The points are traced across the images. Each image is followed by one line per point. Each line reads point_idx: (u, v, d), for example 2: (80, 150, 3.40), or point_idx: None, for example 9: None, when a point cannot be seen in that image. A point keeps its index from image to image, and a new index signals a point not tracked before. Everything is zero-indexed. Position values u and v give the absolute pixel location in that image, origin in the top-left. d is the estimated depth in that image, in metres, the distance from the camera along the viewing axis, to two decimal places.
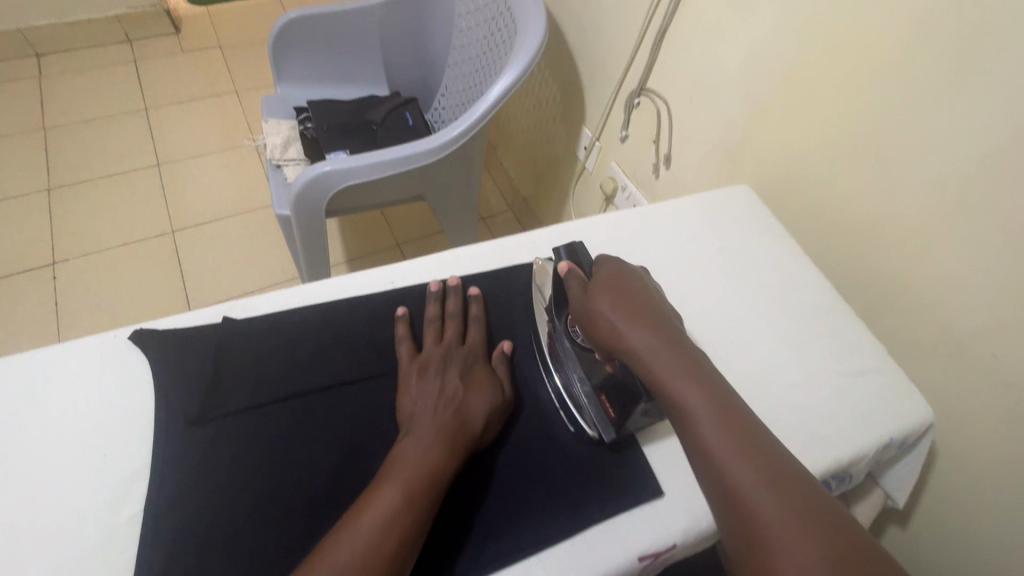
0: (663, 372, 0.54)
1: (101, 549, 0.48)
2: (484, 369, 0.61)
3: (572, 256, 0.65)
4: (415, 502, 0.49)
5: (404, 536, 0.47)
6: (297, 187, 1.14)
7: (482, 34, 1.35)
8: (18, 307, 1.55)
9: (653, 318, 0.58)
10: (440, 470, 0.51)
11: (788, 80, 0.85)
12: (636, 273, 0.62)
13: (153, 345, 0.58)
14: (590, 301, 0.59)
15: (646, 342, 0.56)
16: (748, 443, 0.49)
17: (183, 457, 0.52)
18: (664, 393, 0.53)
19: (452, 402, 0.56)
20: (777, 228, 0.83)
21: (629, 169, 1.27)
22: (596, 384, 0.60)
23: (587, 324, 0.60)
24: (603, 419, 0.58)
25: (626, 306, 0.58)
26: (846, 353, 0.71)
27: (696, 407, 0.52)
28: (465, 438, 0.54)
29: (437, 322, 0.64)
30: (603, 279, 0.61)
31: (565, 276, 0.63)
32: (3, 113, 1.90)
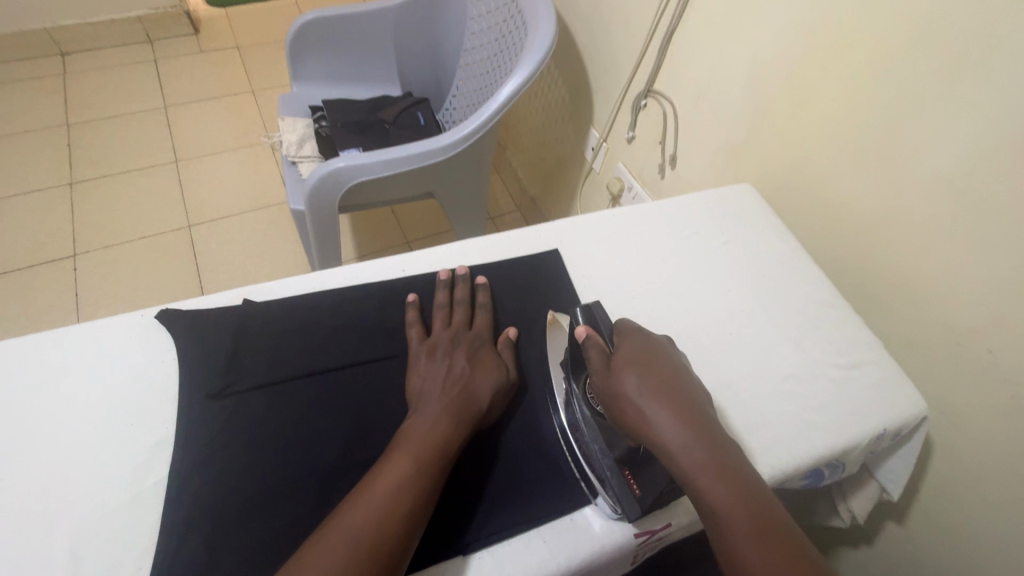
0: (696, 471, 0.50)
1: (128, 512, 0.51)
2: (490, 352, 0.64)
3: (591, 320, 0.62)
4: (428, 469, 0.52)
5: (415, 502, 0.50)
6: (311, 182, 1.18)
7: (493, 36, 1.38)
8: (40, 296, 1.60)
9: (681, 400, 0.54)
10: (451, 441, 0.54)
11: (792, 82, 0.88)
12: (660, 344, 0.59)
13: (179, 323, 0.61)
14: (615, 381, 0.56)
15: (675, 431, 0.52)
16: (780, 545, 0.46)
17: (204, 427, 0.55)
18: (694, 493, 0.50)
19: (460, 380, 0.59)
20: (778, 226, 0.85)
21: (636, 169, 1.30)
22: (619, 457, 0.56)
23: (612, 405, 0.56)
24: (627, 495, 0.54)
25: (651, 383, 0.54)
26: (843, 347, 0.73)
27: (730, 509, 0.48)
28: (473, 414, 0.57)
29: (446, 309, 0.67)
30: (627, 355, 0.57)
31: (584, 343, 0.60)
32: (28, 109, 1.96)
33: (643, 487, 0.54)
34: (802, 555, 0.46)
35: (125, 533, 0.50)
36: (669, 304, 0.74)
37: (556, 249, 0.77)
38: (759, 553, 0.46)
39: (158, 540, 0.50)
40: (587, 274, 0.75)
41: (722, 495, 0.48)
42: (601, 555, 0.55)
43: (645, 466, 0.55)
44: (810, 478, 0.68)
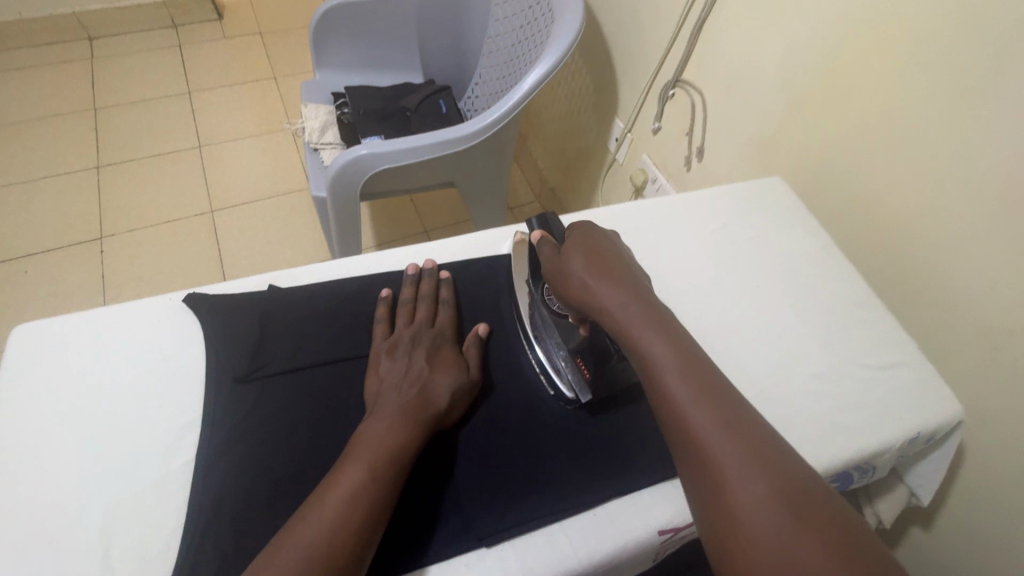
0: (632, 328, 0.55)
1: (155, 492, 0.52)
2: (449, 350, 0.61)
3: (544, 226, 0.68)
4: (382, 475, 0.49)
5: (372, 511, 0.48)
6: (334, 169, 1.18)
7: (518, 23, 1.36)
8: (69, 278, 1.63)
9: (621, 275, 0.60)
10: (407, 444, 0.52)
11: (828, 73, 0.84)
12: (605, 234, 0.65)
13: (206, 308, 0.62)
14: (563, 261, 0.62)
15: (612, 294, 0.58)
16: (702, 382, 0.51)
17: (232, 411, 0.56)
18: (631, 346, 0.55)
19: (417, 381, 0.57)
20: (810, 222, 0.83)
21: (660, 161, 1.27)
22: (573, 348, 0.62)
23: (560, 285, 0.62)
24: (580, 380, 0.60)
25: (594, 262, 0.61)
26: (875, 348, 0.71)
27: (663, 356, 0.53)
28: (429, 415, 0.55)
29: (408, 304, 0.64)
30: (574, 240, 0.64)
31: (538, 243, 0.66)
32: (58, 93, 2.00)
33: (593, 371, 0.61)
34: (719, 386, 0.51)
35: (152, 513, 0.51)
36: (695, 298, 0.73)
37: None
38: (681, 382, 0.51)
39: (187, 521, 0.50)
40: None
41: (655, 343, 0.54)
42: (624, 550, 0.54)
43: (593, 352, 0.62)
44: (837, 480, 0.66)
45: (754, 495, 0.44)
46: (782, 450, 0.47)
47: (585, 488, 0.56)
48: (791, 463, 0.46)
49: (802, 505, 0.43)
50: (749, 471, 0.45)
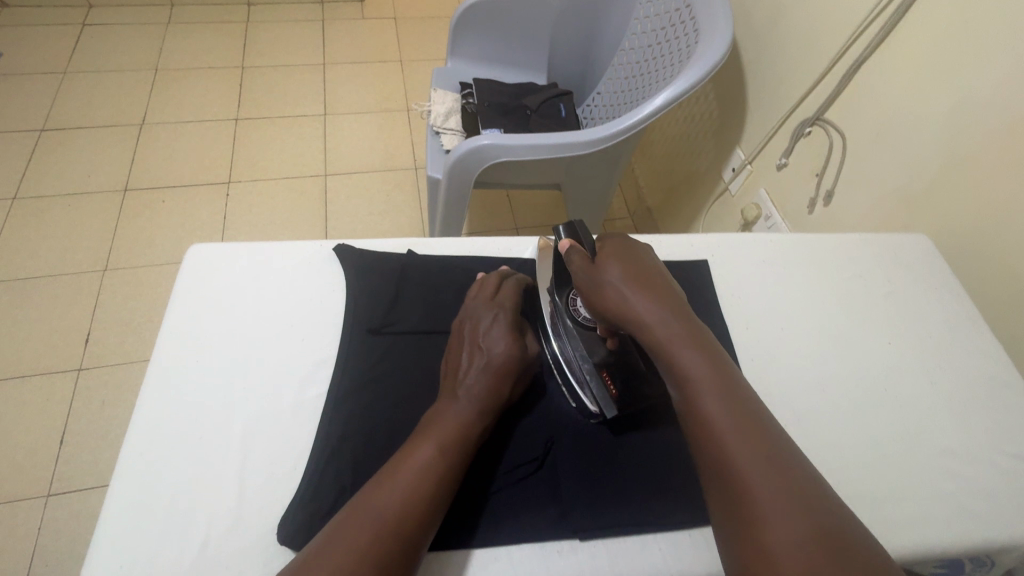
0: (670, 343, 0.52)
1: (291, 415, 0.57)
2: (512, 325, 0.60)
3: (573, 235, 0.62)
4: (451, 456, 0.51)
5: (439, 486, 0.49)
6: (456, 155, 1.23)
7: (655, 39, 1.35)
8: (196, 213, 1.81)
9: (660, 288, 0.55)
10: (473, 428, 0.53)
11: (1008, 137, 0.78)
12: (642, 245, 0.61)
13: (352, 260, 0.66)
14: (597, 270, 0.57)
15: (653, 311, 0.53)
16: (740, 408, 0.48)
17: (364, 358, 0.60)
18: (667, 363, 0.51)
19: (476, 367, 0.56)
20: (957, 289, 0.77)
21: (779, 199, 1.22)
22: (597, 361, 0.59)
23: (593, 297, 0.57)
24: (606, 396, 0.58)
25: (633, 274, 0.56)
26: (1017, 435, 0.65)
27: (701, 376, 0.50)
28: (491, 403, 0.55)
29: (478, 285, 0.64)
30: (610, 250, 0.59)
31: (566, 252, 0.61)
32: (214, 49, 2.22)
33: (620, 388, 0.59)
34: (754, 410, 0.49)
35: (285, 433, 0.56)
36: (816, 345, 0.70)
37: (707, 262, 0.74)
38: (717, 411, 0.48)
39: (314, 448, 0.55)
40: (734, 295, 0.73)
41: (693, 363, 0.50)
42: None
43: (619, 366, 0.60)
44: (947, 568, 0.62)
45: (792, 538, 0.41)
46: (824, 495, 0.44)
47: (687, 504, 0.56)
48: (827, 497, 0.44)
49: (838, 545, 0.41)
50: (787, 509, 0.43)
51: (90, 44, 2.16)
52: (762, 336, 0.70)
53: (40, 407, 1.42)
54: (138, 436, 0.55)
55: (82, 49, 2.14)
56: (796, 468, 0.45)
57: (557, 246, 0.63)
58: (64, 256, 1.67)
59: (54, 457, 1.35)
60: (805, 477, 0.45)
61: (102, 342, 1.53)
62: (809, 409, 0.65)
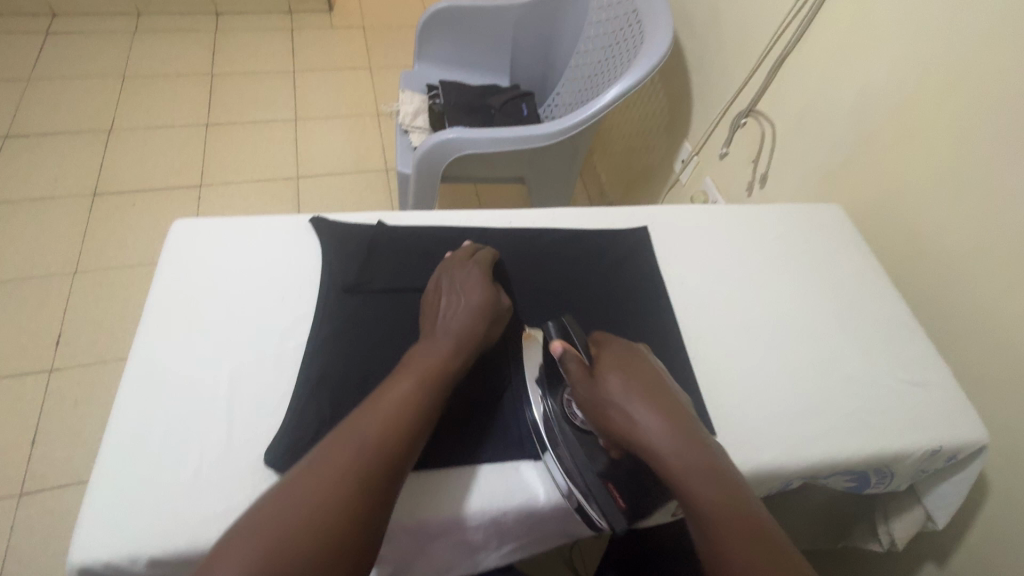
0: (679, 470, 0.53)
1: (274, 364, 0.63)
2: (488, 282, 0.67)
3: (564, 334, 0.62)
4: (430, 387, 0.57)
5: (419, 411, 0.55)
6: (424, 148, 1.31)
7: (607, 42, 1.47)
8: (168, 215, 1.83)
9: (661, 402, 0.57)
10: (451, 364, 0.60)
11: (901, 118, 0.90)
12: (636, 352, 0.62)
13: (327, 230, 0.73)
14: (598, 386, 0.58)
15: (660, 434, 0.55)
16: (758, 537, 0.50)
17: (339, 313, 0.67)
18: (679, 491, 0.53)
19: (456, 313, 0.64)
20: (865, 248, 0.88)
21: (722, 185, 1.34)
22: (601, 472, 0.58)
23: (597, 415, 0.58)
24: (613, 507, 0.57)
25: (635, 390, 0.57)
26: (912, 365, 0.75)
27: (714, 507, 0.51)
28: (470, 341, 0.62)
29: (453, 253, 0.71)
30: (609, 362, 0.60)
31: (560, 356, 0.60)
32: (183, 56, 2.25)
33: (626, 500, 0.58)
34: (769, 538, 0.50)
35: (269, 380, 0.62)
36: (743, 297, 0.79)
37: (647, 228, 0.84)
38: (737, 545, 0.49)
39: (296, 390, 0.61)
40: (671, 257, 0.82)
41: (705, 490, 0.52)
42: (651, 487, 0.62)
43: (627, 475, 0.59)
44: (855, 481, 0.72)
45: None
46: None
47: None
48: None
49: None
50: None
51: (55, 52, 2.16)
52: (697, 291, 0.79)
53: (12, 406, 1.42)
54: (133, 385, 0.60)
55: (47, 56, 2.14)
56: None
57: (549, 346, 0.62)
58: (33, 259, 1.67)
59: (25, 456, 1.35)
60: None
61: (74, 341, 1.54)
62: (737, 350, 0.74)
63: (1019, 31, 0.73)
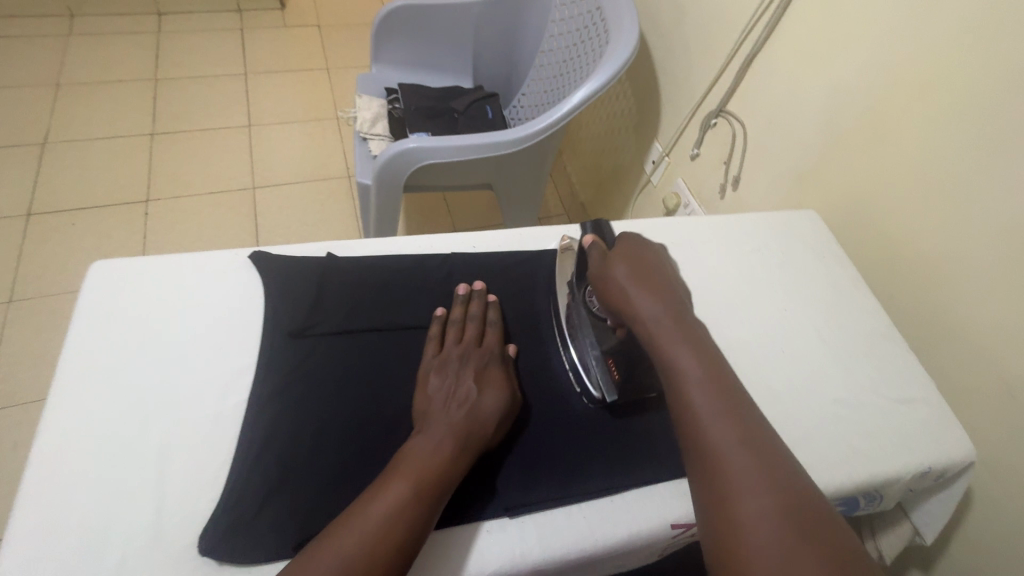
0: (663, 336, 0.57)
1: (210, 425, 0.56)
2: (498, 372, 0.61)
3: (597, 231, 0.69)
4: (425, 496, 0.50)
5: (410, 531, 0.48)
6: (383, 159, 1.23)
7: (571, 40, 1.41)
8: (112, 234, 1.70)
9: (661, 286, 0.61)
10: (450, 469, 0.53)
11: (873, 119, 0.87)
12: (654, 250, 0.65)
13: (268, 267, 0.66)
14: (605, 267, 0.63)
15: (651, 308, 0.59)
16: (724, 397, 0.53)
17: (284, 363, 0.60)
18: (658, 353, 0.57)
19: (465, 401, 0.57)
20: (841, 256, 0.85)
21: (695, 187, 1.30)
22: (606, 348, 0.64)
23: (601, 290, 0.63)
24: (608, 380, 0.63)
25: (636, 272, 0.62)
26: (895, 381, 0.73)
27: (687, 368, 0.55)
28: (479, 438, 0.56)
29: (458, 324, 0.65)
30: (621, 251, 0.64)
31: (588, 247, 0.67)
32: (123, 61, 2.10)
33: (623, 375, 0.63)
34: (735, 399, 0.53)
35: (205, 444, 0.55)
36: (722, 316, 0.76)
37: None
38: (702, 398, 0.53)
39: (236, 456, 0.54)
40: None
41: (688, 366, 0.55)
42: (637, 539, 0.58)
43: (627, 353, 0.64)
44: (844, 505, 0.69)
45: (758, 517, 0.46)
46: (794, 477, 0.48)
47: (604, 474, 0.60)
48: (822, 509, 0.47)
49: (798, 518, 0.46)
50: (757, 487, 0.47)
51: None
52: None
53: None
54: (44, 461, 0.52)
55: None
56: (770, 450, 0.50)
57: (580, 242, 0.69)
58: None
59: None
60: (776, 461, 0.49)
61: (10, 377, 1.42)
62: None
63: (991, 29, 0.70)
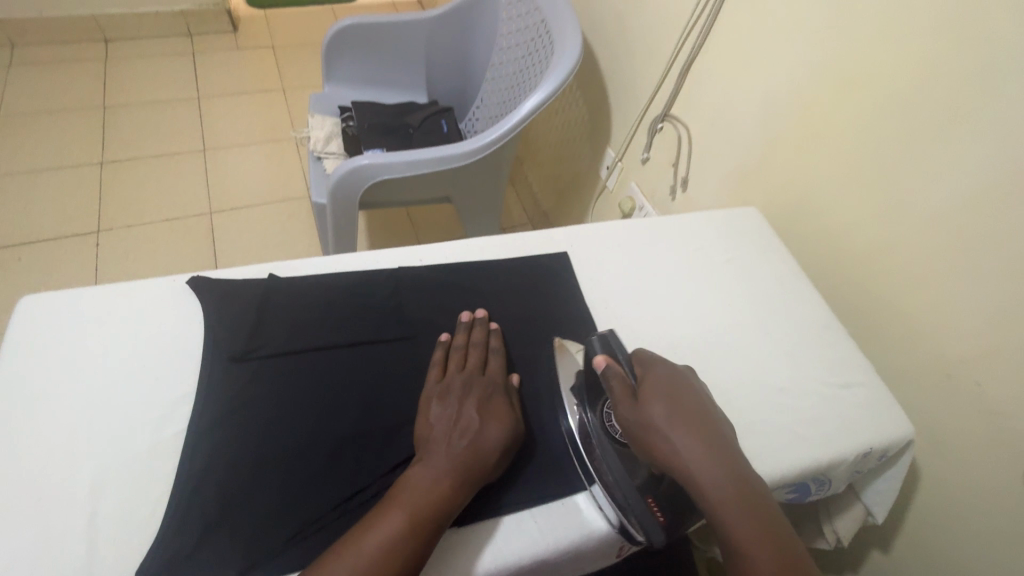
0: (723, 505, 0.52)
1: (146, 457, 0.55)
2: (503, 405, 0.60)
3: (607, 348, 0.62)
4: (422, 530, 0.51)
5: (405, 566, 0.49)
6: (336, 177, 1.23)
7: (521, 53, 1.44)
8: (62, 267, 1.65)
9: (706, 432, 0.56)
10: (447, 500, 0.53)
11: (804, 116, 0.91)
12: (683, 377, 0.60)
13: (208, 290, 0.65)
14: (641, 409, 0.57)
15: (702, 463, 0.54)
16: None
17: (225, 387, 0.59)
18: (722, 527, 0.52)
19: (467, 433, 0.56)
20: (781, 250, 0.88)
21: (648, 190, 1.33)
22: (641, 485, 0.56)
23: (638, 436, 0.56)
24: (652, 522, 0.55)
25: (677, 415, 0.56)
26: (838, 367, 0.76)
27: (757, 549, 0.50)
28: (479, 470, 0.55)
29: (461, 351, 0.64)
30: (653, 386, 0.58)
31: (605, 373, 0.60)
32: (69, 89, 2.05)
33: (666, 515, 0.56)
34: None
35: (141, 478, 0.54)
36: (670, 315, 0.77)
37: (566, 253, 0.81)
38: None
39: (174, 485, 0.53)
40: (595, 280, 0.79)
41: (746, 530, 0.51)
42: (588, 540, 0.58)
43: (669, 495, 0.56)
44: (797, 491, 0.70)
45: None
46: None
47: (555, 480, 0.60)
48: None
49: None
50: None
51: None
52: (622, 313, 0.76)
53: None
54: None
55: None
56: None
57: (591, 361, 0.62)
58: None
59: None
60: None
61: None
62: None
63: (902, 27, 0.74)
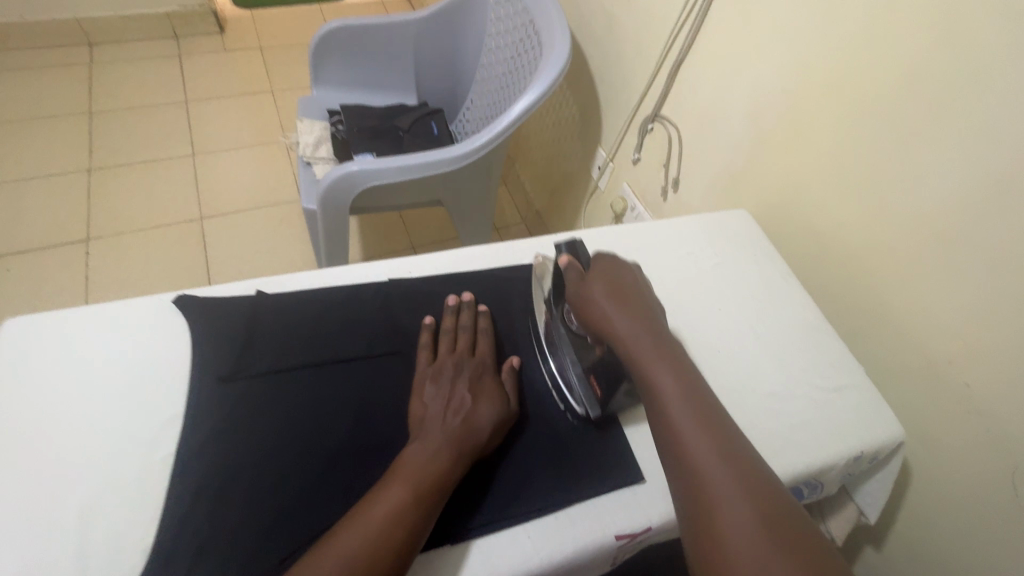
0: (646, 362, 0.58)
1: (136, 481, 0.54)
2: (492, 384, 0.63)
3: (571, 252, 0.68)
4: (423, 500, 0.53)
5: (408, 538, 0.51)
6: (325, 183, 1.22)
7: (510, 53, 1.42)
8: (52, 277, 1.63)
9: (640, 307, 0.62)
10: (446, 475, 0.55)
11: (792, 117, 0.91)
12: (630, 268, 0.67)
13: (195, 309, 0.65)
14: (585, 287, 0.64)
15: (631, 327, 0.60)
16: (714, 431, 0.53)
17: (215, 407, 0.58)
18: (646, 380, 0.57)
19: (461, 411, 0.59)
20: (772, 252, 0.88)
21: (639, 191, 1.33)
22: (586, 366, 0.65)
23: (582, 312, 0.64)
24: (591, 396, 0.64)
25: (616, 292, 0.63)
26: (829, 370, 0.76)
27: (674, 397, 0.55)
28: (477, 444, 0.58)
29: (450, 336, 0.67)
30: (600, 271, 0.65)
31: (564, 268, 0.67)
32: (54, 96, 2.02)
33: (604, 389, 0.64)
34: (724, 430, 0.53)
35: (131, 501, 0.53)
36: None
37: None
38: (691, 431, 0.53)
39: (165, 509, 0.53)
40: None
41: (667, 381, 0.56)
42: (584, 552, 0.58)
43: (607, 370, 0.64)
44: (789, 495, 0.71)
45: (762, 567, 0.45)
46: (792, 511, 0.49)
47: (549, 489, 0.60)
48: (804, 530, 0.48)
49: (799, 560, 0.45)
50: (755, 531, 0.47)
51: None
52: None
53: None
54: None
55: None
56: (763, 483, 0.50)
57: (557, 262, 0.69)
58: None
59: None
60: (770, 495, 0.49)
61: None
62: None
63: (890, 27, 0.74)
